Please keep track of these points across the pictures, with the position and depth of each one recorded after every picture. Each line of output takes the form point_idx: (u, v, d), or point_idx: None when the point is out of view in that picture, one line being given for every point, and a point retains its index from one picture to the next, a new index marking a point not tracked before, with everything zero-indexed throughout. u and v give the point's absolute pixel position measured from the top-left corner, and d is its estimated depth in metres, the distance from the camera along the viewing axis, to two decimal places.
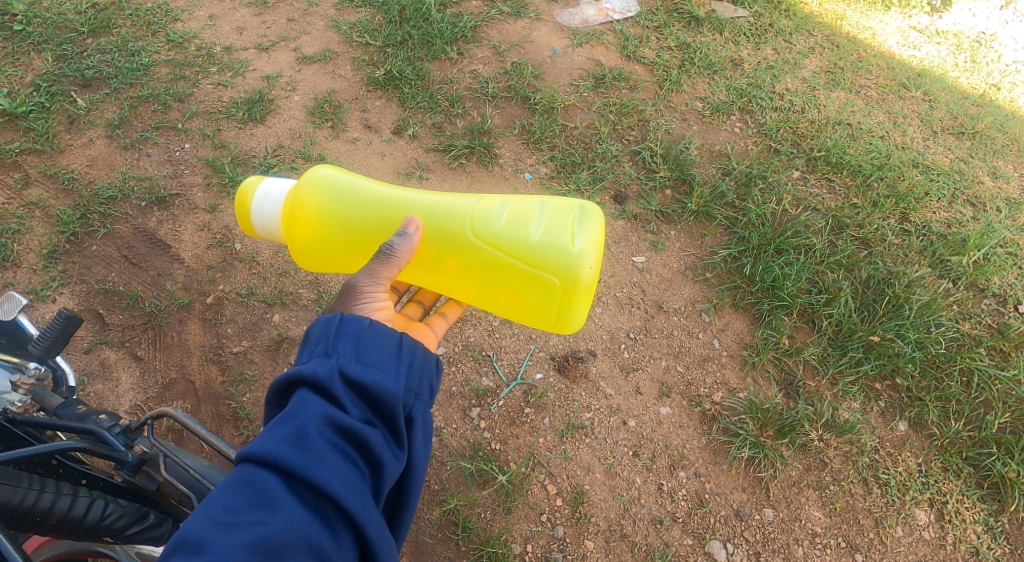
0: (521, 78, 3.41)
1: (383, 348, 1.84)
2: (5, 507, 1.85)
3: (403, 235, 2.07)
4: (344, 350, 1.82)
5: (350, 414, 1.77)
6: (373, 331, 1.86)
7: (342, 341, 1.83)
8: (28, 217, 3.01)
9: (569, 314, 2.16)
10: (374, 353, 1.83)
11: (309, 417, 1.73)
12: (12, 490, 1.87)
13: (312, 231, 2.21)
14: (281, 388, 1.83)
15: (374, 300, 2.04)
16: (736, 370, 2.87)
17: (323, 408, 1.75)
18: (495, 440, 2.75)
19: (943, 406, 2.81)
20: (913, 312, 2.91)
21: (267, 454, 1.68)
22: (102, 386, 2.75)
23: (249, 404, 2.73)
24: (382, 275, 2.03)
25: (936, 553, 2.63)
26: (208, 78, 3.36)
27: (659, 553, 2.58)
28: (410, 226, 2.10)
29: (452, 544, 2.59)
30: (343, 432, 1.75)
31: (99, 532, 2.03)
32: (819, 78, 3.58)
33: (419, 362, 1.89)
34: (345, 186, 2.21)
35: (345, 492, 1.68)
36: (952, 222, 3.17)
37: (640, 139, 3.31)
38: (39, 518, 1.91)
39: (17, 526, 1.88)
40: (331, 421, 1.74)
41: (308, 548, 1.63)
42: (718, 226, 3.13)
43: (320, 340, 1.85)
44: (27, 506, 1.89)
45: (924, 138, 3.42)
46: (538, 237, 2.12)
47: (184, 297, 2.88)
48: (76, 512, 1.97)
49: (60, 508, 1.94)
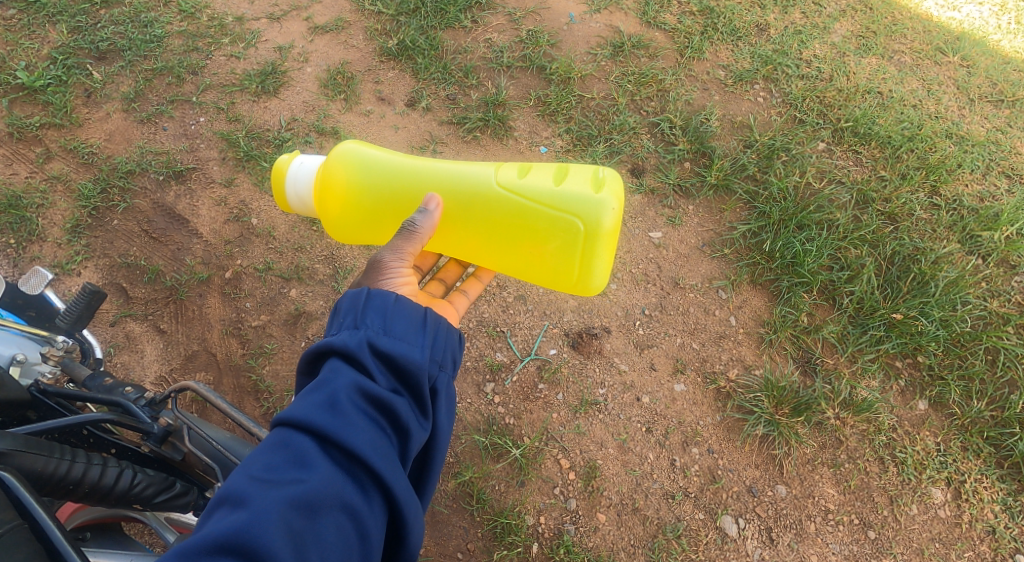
0: (537, 46, 3.33)
1: (408, 322, 1.86)
2: (38, 476, 1.89)
3: (424, 211, 2.06)
4: (372, 323, 1.84)
5: (379, 383, 1.79)
6: (399, 306, 1.88)
7: (370, 314, 1.85)
8: (51, 191, 3.06)
9: (594, 272, 2.12)
10: (400, 327, 1.85)
11: (342, 384, 1.76)
12: (44, 460, 1.90)
13: (344, 201, 2.19)
14: (312, 358, 1.85)
15: (399, 275, 2.03)
16: (753, 347, 2.84)
17: (353, 377, 1.77)
18: (509, 415, 2.77)
19: (966, 385, 2.76)
20: (938, 289, 2.83)
21: (302, 417, 1.71)
22: (129, 357, 2.84)
23: (269, 376, 2.79)
24: (406, 251, 2.02)
25: (951, 531, 2.62)
26: (221, 50, 3.33)
27: (670, 527, 2.61)
28: (431, 201, 2.08)
29: (467, 514, 2.65)
30: (373, 399, 1.77)
31: (129, 500, 2.08)
32: (850, 43, 3.42)
33: (443, 335, 1.90)
34: (369, 159, 2.19)
35: (376, 455, 1.71)
36: (985, 196, 3.06)
37: (659, 110, 3.22)
38: (72, 486, 1.95)
39: (51, 493, 1.91)
40: (361, 389, 1.77)
41: (342, 506, 1.66)
42: (737, 200, 3.06)
43: (348, 313, 1.88)
44: (60, 475, 1.92)
45: (959, 107, 3.28)
46: (561, 185, 2.09)
47: (203, 272, 2.93)
48: (106, 481, 2.02)
49: (91, 478, 1.98)
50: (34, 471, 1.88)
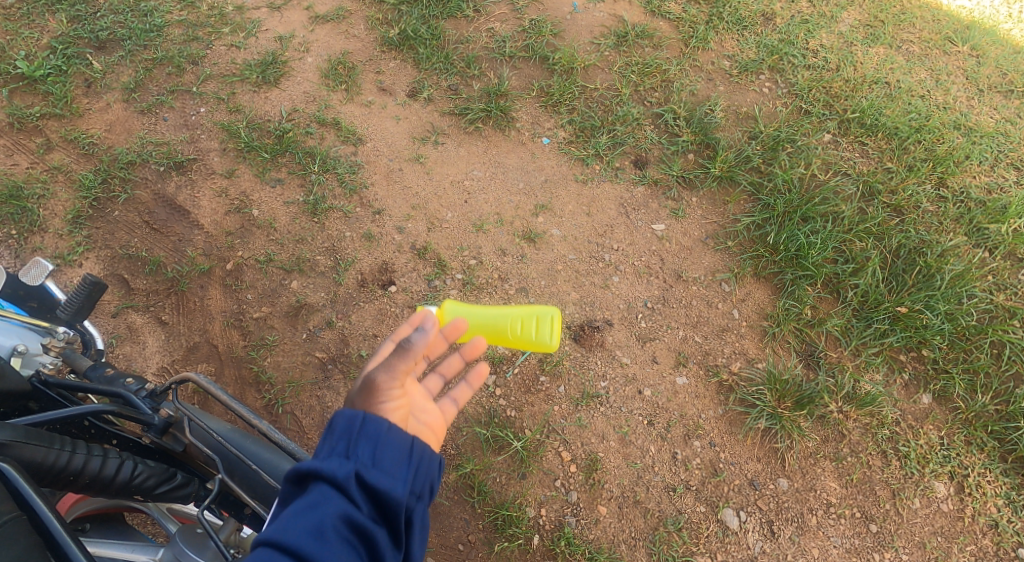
0: (540, 36, 3.34)
1: (399, 451, 1.66)
2: (38, 467, 1.87)
3: (422, 329, 1.86)
4: (363, 455, 1.64)
5: (362, 512, 1.60)
6: (393, 435, 1.67)
7: (364, 442, 1.65)
8: (52, 181, 3.05)
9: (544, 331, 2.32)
10: (389, 457, 1.65)
11: (325, 519, 1.56)
12: (44, 451, 1.88)
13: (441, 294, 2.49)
14: (295, 477, 1.64)
15: (391, 396, 1.75)
16: (756, 341, 2.83)
17: (338, 511, 1.58)
18: (511, 407, 2.75)
19: (971, 379, 2.74)
20: (944, 282, 2.81)
21: (284, 547, 1.52)
22: (131, 348, 2.84)
23: (270, 368, 2.76)
24: (399, 367, 1.79)
25: (954, 525, 2.60)
26: (222, 40, 3.34)
27: (672, 520, 2.58)
28: (429, 321, 1.90)
29: (469, 506, 2.63)
30: (355, 538, 1.59)
31: (129, 491, 2.07)
32: (857, 32, 3.45)
33: (429, 468, 1.71)
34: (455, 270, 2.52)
35: None
36: (992, 188, 3.04)
37: (663, 100, 3.23)
38: (72, 477, 1.94)
39: (51, 484, 1.90)
40: (344, 528, 1.57)
41: None
42: (741, 192, 3.05)
43: (341, 435, 1.67)
44: (61, 466, 1.91)
45: (968, 97, 3.29)
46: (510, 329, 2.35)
47: (205, 263, 2.91)
48: (107, 472, 2.00)
49: (92, 469, 1.97)
50: (34, 462, 1.86)
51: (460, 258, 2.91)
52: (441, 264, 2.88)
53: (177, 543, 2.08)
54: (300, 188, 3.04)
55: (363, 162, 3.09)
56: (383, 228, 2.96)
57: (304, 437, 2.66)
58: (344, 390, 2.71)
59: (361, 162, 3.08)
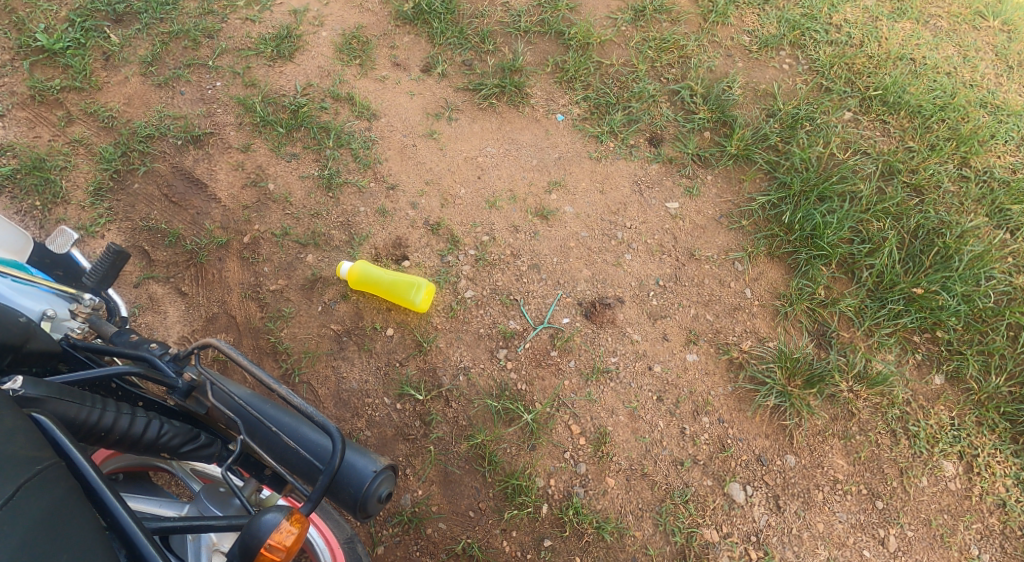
0: (555, 11, 3.35)
1: None
2: (72, 423, 1.88)
3: None
4: None
5: None
6: None
7: None
8: (73, 154, 3.11)
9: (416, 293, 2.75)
10: None
11: None
12: (78, 408, 1.89)
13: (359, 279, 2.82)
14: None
15: None
16: (767, 320, 2.82)
17: None
18: (521, 381, 2.72)
19: (985, 360, 2.72)
20: (962, 264, 2.78)
21: None
22: (152, 317, 2.89)
23: (287, 338, 2.81)
24: None
25: (960, 504, 2.57)
26: (236, 13, 3.38)
27: (679, 493, 2.57)
28: None
29: (479, 476, 2.61)
30: None
31: (156, 449, 2.08)
32: (883, 7, 3.40)
33: None
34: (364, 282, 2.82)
35: None
36: (1017, 168, 3.00)
37: (680, 77, 3.22)
38: (104, 433, 1.95)
39: (85, 440, 1.92)
40: None
41: None
42: (757, 170, 3.04)
43: None
44: (93, 422, 1.92)
45: (996, 74, 3.24)
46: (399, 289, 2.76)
47: (223, 236, 2.96)
48: (136, 430, 2.02)
49: (122, 426, 1.98)
50: (68, 418, 1.87)
51: (472, 234, 2.93)
52: (454, 241, 2.91)
53: (200, 500, 2.13)
54: (315, 162, 3.06)
55: (377, 137, 3.10)
56: (397, 203, 2.98)
57: (319, 406, 2.71)
58: (359, 361, 2.77)
59: (375, 137, 3.10)
